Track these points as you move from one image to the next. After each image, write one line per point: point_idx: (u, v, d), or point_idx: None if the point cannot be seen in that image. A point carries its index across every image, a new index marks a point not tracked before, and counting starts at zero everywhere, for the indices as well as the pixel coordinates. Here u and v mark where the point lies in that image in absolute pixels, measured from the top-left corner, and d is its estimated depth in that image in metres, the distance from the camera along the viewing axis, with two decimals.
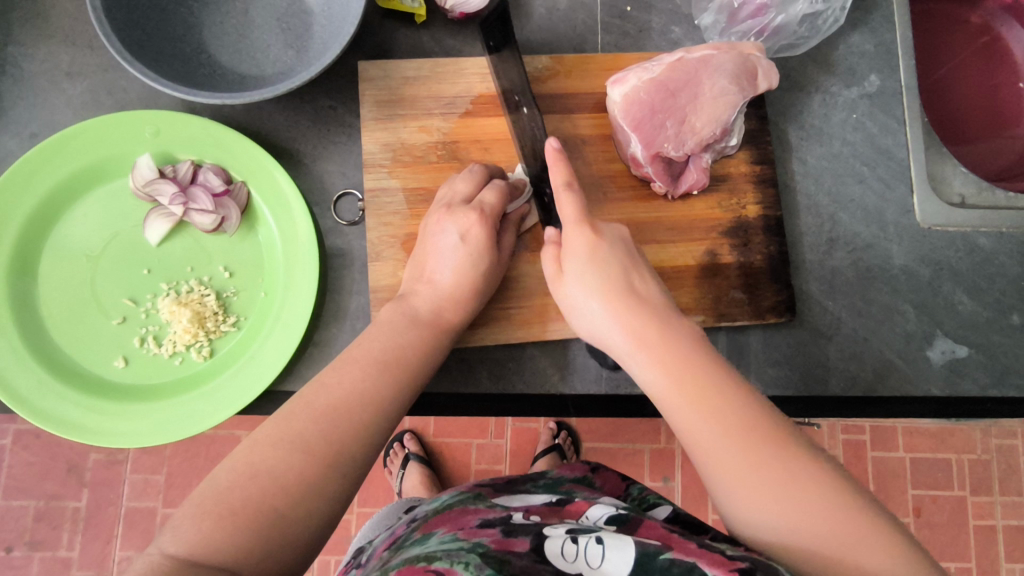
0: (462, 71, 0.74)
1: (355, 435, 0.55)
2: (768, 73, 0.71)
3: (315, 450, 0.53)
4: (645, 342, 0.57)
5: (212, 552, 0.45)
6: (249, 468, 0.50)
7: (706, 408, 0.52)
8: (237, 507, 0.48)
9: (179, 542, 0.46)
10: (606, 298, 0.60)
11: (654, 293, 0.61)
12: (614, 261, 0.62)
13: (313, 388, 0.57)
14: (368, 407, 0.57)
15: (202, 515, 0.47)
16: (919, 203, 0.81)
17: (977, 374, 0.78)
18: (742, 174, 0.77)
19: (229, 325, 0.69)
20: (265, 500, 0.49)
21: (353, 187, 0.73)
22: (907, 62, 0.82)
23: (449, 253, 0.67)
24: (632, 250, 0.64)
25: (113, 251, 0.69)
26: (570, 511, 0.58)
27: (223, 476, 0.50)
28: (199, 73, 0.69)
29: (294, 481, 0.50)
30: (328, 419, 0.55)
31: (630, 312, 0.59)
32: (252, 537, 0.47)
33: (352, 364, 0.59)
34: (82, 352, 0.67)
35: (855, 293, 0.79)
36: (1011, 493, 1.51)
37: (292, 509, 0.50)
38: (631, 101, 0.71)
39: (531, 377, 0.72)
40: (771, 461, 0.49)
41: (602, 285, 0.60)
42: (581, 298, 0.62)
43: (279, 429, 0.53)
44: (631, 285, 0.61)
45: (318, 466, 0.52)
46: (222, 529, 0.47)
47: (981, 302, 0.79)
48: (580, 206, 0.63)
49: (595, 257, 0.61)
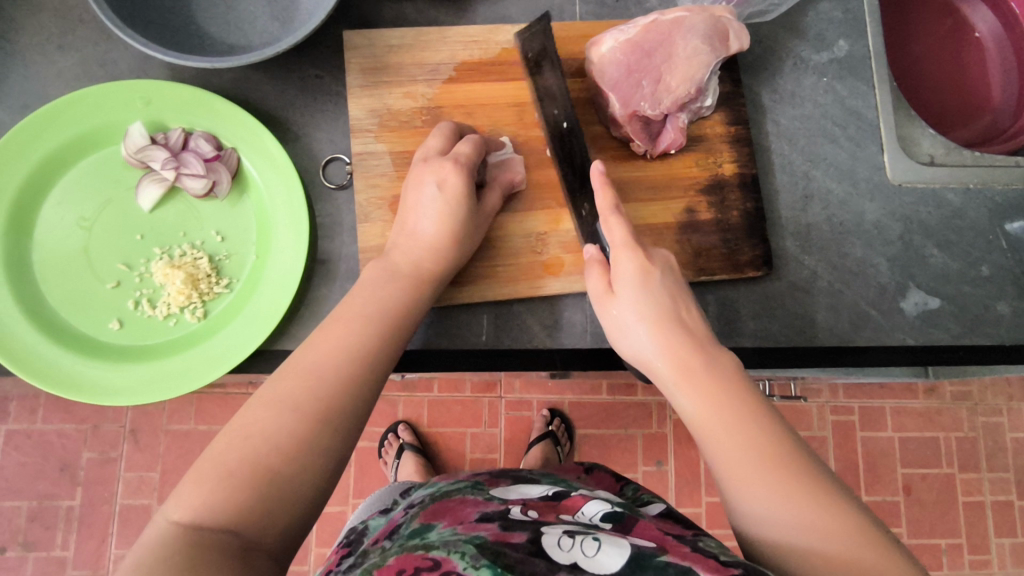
0: (445, 39, 0.77)
1: (341, 388, 0.57)
2: (740, 34, 0.74)
3: (304, 406, 0.55)
4: (691, 372, 0.59)
5: (213, 513, 0.47)
6: (242, 431, 0.52)
7: (739, 434, 0.54)
8: (232, 468, 0.50)
9: (182, 508, 0.48)
10: (655, 327, 0.62)
11: (701, 330, 0.63)
12: (665, 296, 0.64)
13: (300, 351, 0.59)
14: (349, 357, 0.59)
15: (199, 481, 0.49)
16: (889, 161, 0.84)
17: (949, 323, 0.81)
18: (718, 135, 0.80)
19: (222, 287, 0.71)
20: (260, 460, 0.51)
21: (340, 152, 0.75)
22: (874, 27, 0.85)
23: (428, 204, 0.69)
24: (679, 283, 0.66)
25: (107, 217, 0.70)
26: (565, 506, 0.62)
27: (220, 444, 0.52)
28: (189, 43, 0.71)
29: (285, 440, 0.52)
30: (313, 380, 0.56)
31: (676, 337, 0.62)
32: (251, 498, 0.49)
33: (337, 321, 0.61)
34: (76, 315, 0.69)
35: (830, 247, 0.81)
36: (998, 469, 1.54)
37: (286, 465, 0.51)
38: (607, 62, 0.75)
39: (519, 334, 0.74)
40: (795, 485, 0.50)
41: (653, 311, 0.63)
42: (628, 323, 0.64)
43: (269, 393, 0.55)
44: (679, 319, 0.63)
45: (307, 419, 0.54)
46: (221, 491, 0.48)
47: (952, 254, 0.82)
48: (628, 232, 0.66)
49: (646, 288, 0.64)
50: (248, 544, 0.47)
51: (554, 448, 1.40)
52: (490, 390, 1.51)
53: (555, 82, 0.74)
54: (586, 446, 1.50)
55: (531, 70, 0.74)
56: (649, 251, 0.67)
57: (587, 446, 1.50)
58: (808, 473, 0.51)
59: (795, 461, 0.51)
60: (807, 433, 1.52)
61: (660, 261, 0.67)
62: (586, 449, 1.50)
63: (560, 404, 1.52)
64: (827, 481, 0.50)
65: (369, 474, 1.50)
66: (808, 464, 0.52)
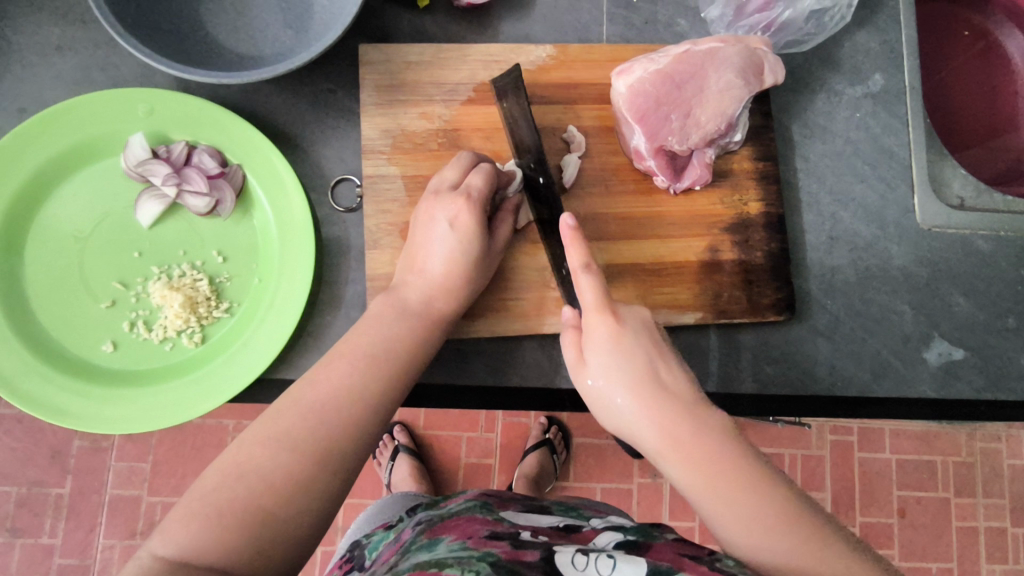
0: (465, 58, 0.73)
1: (343, 427, 0.54)
2: (776, 67, 0.71)
3: (302, 446, 0.52)
4: (680, 443, 0.54)
5: (206, 551, 0.45)
6: (237, 468, 0.50)
7: (730, 491, 0.51)
8: (224, 507, 0.48)
9: (169, 544, 0.46)
10: (638, 395, 0.57)
11: (684, 384, 0.58)
12: (641, 354, 0.59)
13: (309, 393, 0.56)
14: (359, 402, 0.56)
15: (190, 517, 0.47)
16: (919, 204, 0.81)
17: (972, 376, 0.78)
18: (744, 170, 0.76)
19: (222, 311, 0.68)
20: (253, 500, 0.49)
21: (351, 172, 0.72)
22: (912, 62, 0.82)
23: (438, 241, 0.66)
24: (655, 335, 0.61)
25: (103, 233, 0.67)
26: (579, 536, 0.59)
27: (211, 477, 0.50)
28: (196, 52, 0.68)
29: (282, 479, 0.50)
30: (316, 415, 0.54)
31: (658, 403, 0.56)
32: (247, 539, 0.47)
33: (343, 366, 0.58)
34: (68, 334, 0.66)
35: (853, 292, 0.78)
36: (994, 496, 1.52)
37: (283, 507, 0.49)
38: (636, 92, 0.70)
39: (529, 371, 0.72)
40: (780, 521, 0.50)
41: (629, 378, 0.58)
42: (607, 392, 0.59)
43: (268, 427, 0.53)
44: (659, 377, 0.58)
45: (305, 461, 0.51)
46: (209, 530, 0.46)
47: (978, 304, 0.79)
48: (600, 291, 0.60)
49: (620, 350, 0.59)
50: None
51: (550, 457, 1.39)
52: None
53: (530, 139, 0.71)
54: (582, 456, 1.48)
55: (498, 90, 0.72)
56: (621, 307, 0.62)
57: (584, 456, 1.48)
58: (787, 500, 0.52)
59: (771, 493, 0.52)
60: (805, 451, 1.50)
61: (633, 318, 0.61)
62: (582, 459, 1.47)
63: (557, 412, 1.49)
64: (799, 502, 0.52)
65: (363, 475, 1.48)
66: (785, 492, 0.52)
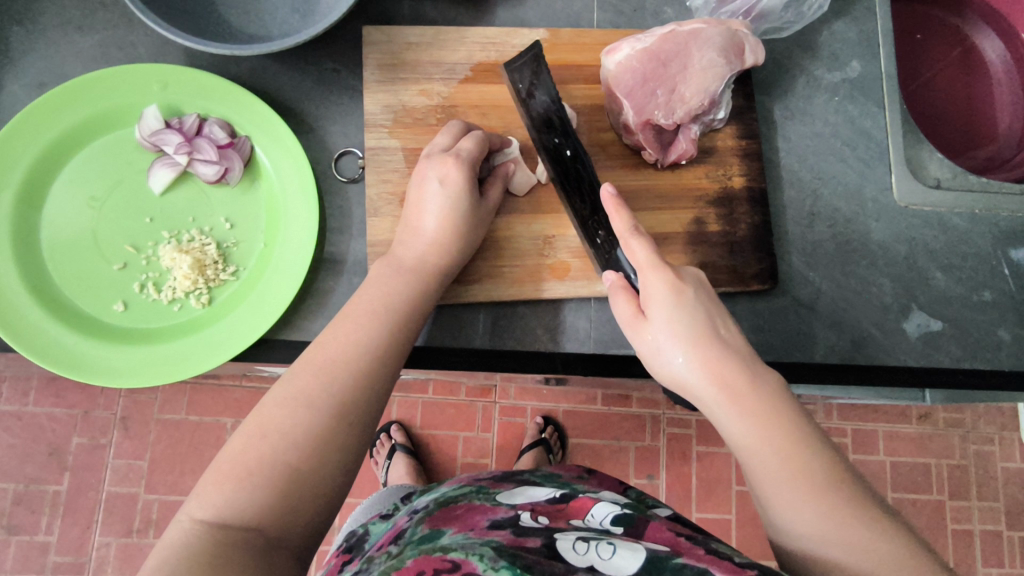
0: (464, 40, 0.77)
1: (355, 385, 0.56)
2: (755, 49, 0.75)
3: (318, 403, 0.54)
4: (739, 396, 0.57)
5: (238, 513, 0.48)
6: (259, 430, 0.52)
7: (791, 463, 0.53)
8: (253, 467, 0.50)
9: (206, 507, 0.48)
10: (696, 351, 0.60)
11: (738, 342, 0.61)
12: (701, 312, 0.62)
13: (314, 348, 0.58)
14: (364, 354, 0.59)
15: (222, 480, 0.49)
16: (896, 183, 0.84)
17: (950, 347, 0.81)
18: (729, 148, 0.80)
19: (228, 274, 0.71)
20: (279, 457, 0.51)
21: (353, 146, 0.75)
22: (887, 49, 0.86)
23: (431, 199, 0.69)
24: (711, 295, 0.64)
25: (117, 199, 0.71)
26: (574, 508, 0.61)
27: (236, 442, 0.52)
28: (208, 30, 0.72)
29: (302, 434, 0.52)
30: (325, 374, 0.56)
31: (717, 360, 0.59)
32: (272, 499, 0.49)
33: (344, 319, 0.61)
34: (82, 293, 0.69)
35: (834, 265, 0.82)
36: (987, 498, 1.52)
37: (305, 462, 0.51)
38: (623, 69, 0.75)
39: (523, 335, 0.75)
40: (841, 513, 0.51)
41: (691, 335, 0.60)
42: (666, 344, 0.61)
43: (283, 391, 0.55)
44: (717, 333, 0.61)
45: (322, 418, 0.54)
46: (242, 491, 0.49)
47: (955, 278, 0.83)
48: (653, 252, 0.63)
49: (681, 308, 0.62)
50: (272, 542, 0.47)
51: (546, 456, 1.38)
52: (485, 395, 1.49)
53: (547, 97, 0.73)
54: (578, 456, 1.49)
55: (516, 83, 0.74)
56: (679, 269, 0.64)
57: (580, 456, 1.49)
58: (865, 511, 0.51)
59: (836, 479, 0.53)
60: None
61: (690, 277, 0.64)
62: (578, 459, 1.48)
63: (553, 413, 1.50)
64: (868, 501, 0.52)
65: (360, 474, 1.49)
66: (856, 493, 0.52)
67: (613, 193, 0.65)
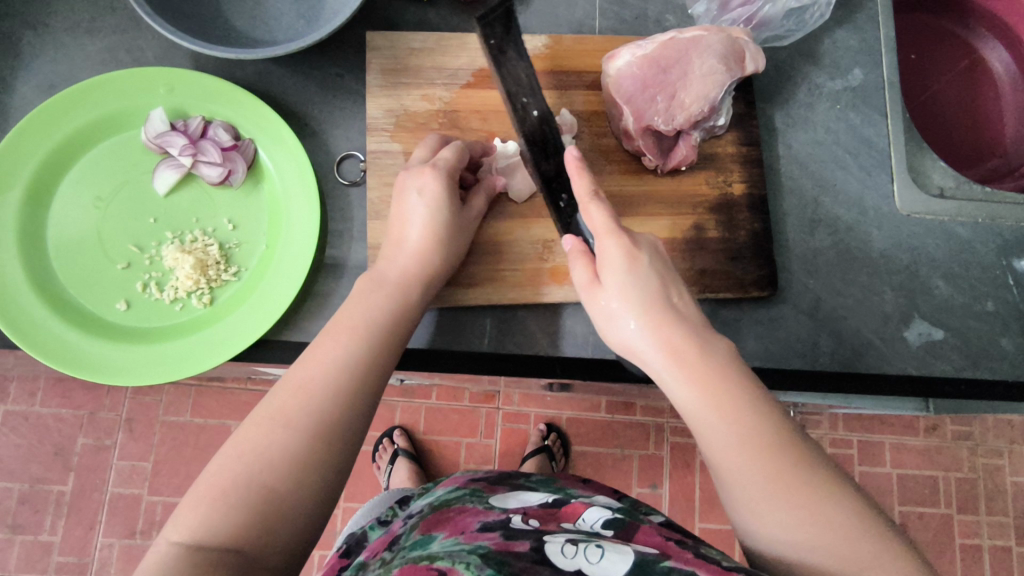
0: (466, 46, 0.78)
1: (331, 400, 0.55)
2: (756, 56, 0.76)
3: (297, 421, 0.53)
4: (684, 360, 0.57)
5: (212, 533, 0.47)
6: (237, 449, 0.51)
7: (732, 420, 0.53)
8: (228, 488, 0.49)
9: (182, 529, 0.47)
10: (647, 316, 0.60)
11: (690, 310, 0.61)
12: (653, 277, 0.62)
13: (295, 366, 0.57)
14: (346, 371, 0.57)
15: (196, 503, 0.48)
16: (899, 191, 0.84)
17: (952, 356, 0.80)
18: (729, 154, 0.81)
19: (230, 275, 0.71)
20: (255, 478, 0.50)
21: (355, 149, 0.76)
22: (889, 58, 0.86)
23: (415, 216, 0.69)
24: (667, 265, 0.64)
25: (122, 199, 0.72)
26: (565, 513, 0.61)
27: (213, 462, 0.51)
28: (215, 35, 0.73)
29: (281, 454, 0.51)
30: (307, 393, 0.55)
31: (665, 326, 0.59)
32: (249, 517, 0.48)
33: (330, 334, 0.60)
34: (85, 292, 0.70)
35: (836, 272, 0.82)
36: (996, 513, 1.50)
37: (281, 482, 0.50)
38: (622, 77, 0.76)
39: (521, 339, 0.75)
40: (788, 478, 0.50)
41: (641, 301, 0.60)
42: (618, 311, 0.61)
43: (264, 410, 0.54)
44: (669, 302, 0.61)
45: (302, 437, 0.52)
46: (217, 512, 0.48)
47: (957, 287, 0.82)
48: (610, 217, 0.63)
49: (634, 275, 0.61)
50: (250, 562, 0.47)
51: (548, 463, 1.37)
52: (488, 401, 1.49)
53: (518, 62, 0.73)
54: (581, 463, 1.48)
55: (491, 47, 0.72)
56: (636, 236, 0.64)
57: (582, 464, 1.48)
58: (809, 471, 0.51)
59: (779, 440, 0.52)
60: None
61: (646, 245, 0.64)
62: (580, 467, 1.48)
63: (556, 420, 1.50)
64: (813, 461, 0.52)
65: (362, 479, 1.49)
66: (802, 452, 0.52)
67: (577, 156, 0.66)
